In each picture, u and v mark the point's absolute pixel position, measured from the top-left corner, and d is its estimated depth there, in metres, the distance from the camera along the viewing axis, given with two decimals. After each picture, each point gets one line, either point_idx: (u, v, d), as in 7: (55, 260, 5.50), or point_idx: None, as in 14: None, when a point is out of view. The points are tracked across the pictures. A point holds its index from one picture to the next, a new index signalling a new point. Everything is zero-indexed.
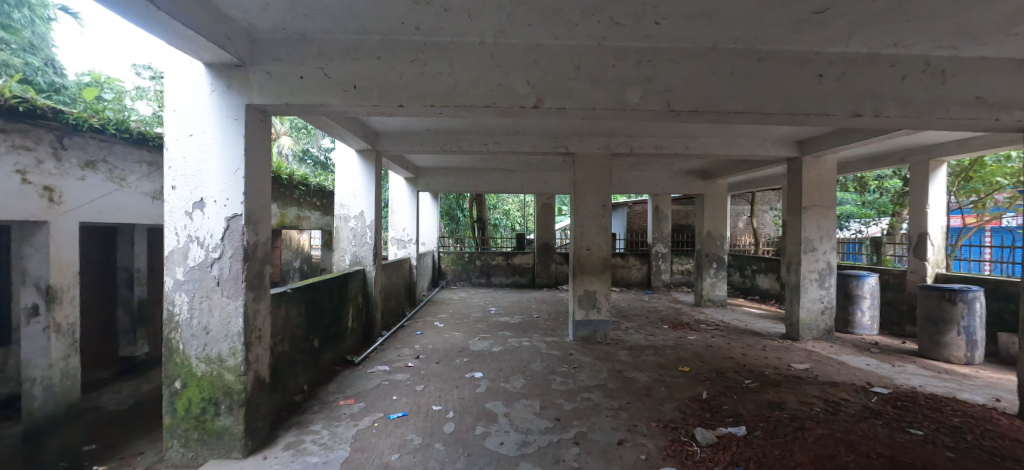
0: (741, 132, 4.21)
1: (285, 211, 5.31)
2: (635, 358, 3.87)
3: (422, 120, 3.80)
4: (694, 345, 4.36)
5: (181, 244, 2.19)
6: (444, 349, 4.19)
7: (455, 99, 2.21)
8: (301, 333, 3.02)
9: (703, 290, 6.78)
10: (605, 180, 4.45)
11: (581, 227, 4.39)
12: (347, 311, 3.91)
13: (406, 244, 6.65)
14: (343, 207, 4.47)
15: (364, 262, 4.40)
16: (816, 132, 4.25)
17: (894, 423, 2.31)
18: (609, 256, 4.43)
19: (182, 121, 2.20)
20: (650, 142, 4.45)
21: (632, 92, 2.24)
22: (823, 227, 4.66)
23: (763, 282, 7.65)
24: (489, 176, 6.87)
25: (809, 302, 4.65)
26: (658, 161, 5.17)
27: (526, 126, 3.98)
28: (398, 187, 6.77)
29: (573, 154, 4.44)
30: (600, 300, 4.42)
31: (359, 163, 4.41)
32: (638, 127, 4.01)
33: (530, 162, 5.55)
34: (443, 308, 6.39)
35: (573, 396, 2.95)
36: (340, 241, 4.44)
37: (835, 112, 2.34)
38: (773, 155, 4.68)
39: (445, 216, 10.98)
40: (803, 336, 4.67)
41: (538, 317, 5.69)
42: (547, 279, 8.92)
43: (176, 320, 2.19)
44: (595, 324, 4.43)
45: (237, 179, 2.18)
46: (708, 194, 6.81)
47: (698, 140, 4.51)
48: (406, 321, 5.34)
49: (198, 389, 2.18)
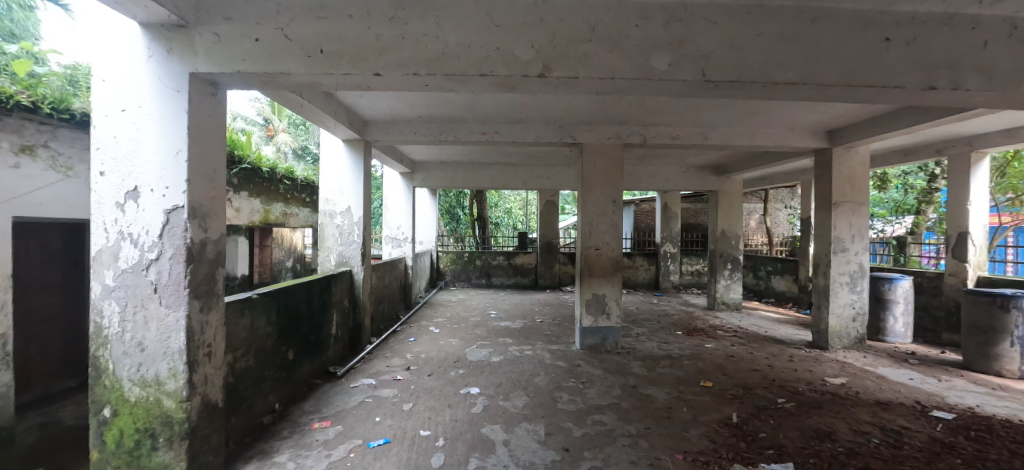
0: (767, 118, 3.79)
1: (270, 208, 4.93)
2: (649, 370, 3.47)
3: (413, 103, 3.39)
4: (713, 355, 3.95)
5: (110, 243, 1.80)
6: (438, 358, 3.80)
7: (443, 66, 1.80)
8: (271, 345, 2.63)
9: (717, 292, 6.35)
10: (616, 172, 4.04)
11: (590, 224, 3.99)
12: (330, 317, 3.52)
13: (402, 243, 6.27)
14: (327, 202, 4.06)
15: (352, 262, 4.00)
16: (851, 121, 3.84)
17: (976, 462, 1.92)
18: (619, 257, 4.02)
19: (114, 94, 1.81)
20: (665, 131, 4.05)
21: (659, 59, 1.83)
22: (855, 226, 4.23)
23: (779, 284, 7.22)
24: (489, 171, 6.48)
25: (839, 307, 4.24)
26: (672, 153, 4.76)
27: (529, 110, 3.58)
28: (392, 183, 6.39)
29: (581, 144, 4.05)
30: (610, 305, 4.01)
31: (346, 154, 4.02)
32: (653, 112, 3.62)
33: (533, 154, 5.15)
34: (440, 312, 6.00)
35: (582, 419, 2.55)
36: (325, 240, 4.05)
37: (903, 84, 1.93)
38: (800, 146, 4.26)
39: (445, 215, 10.64)
40: (832, 345, 4.25)
41: (541, 322, 5.29)
42: (550, 279, 8.52)
43: (105, 335, 1.81)
44: (604, 331, 4.02)
45: (178, 163, 1.79)
46: (723, 190, 6.38)
47: (718, 129, 4.10)
48: (399, 326, 4.95)
49: (133, 418, 1.81)
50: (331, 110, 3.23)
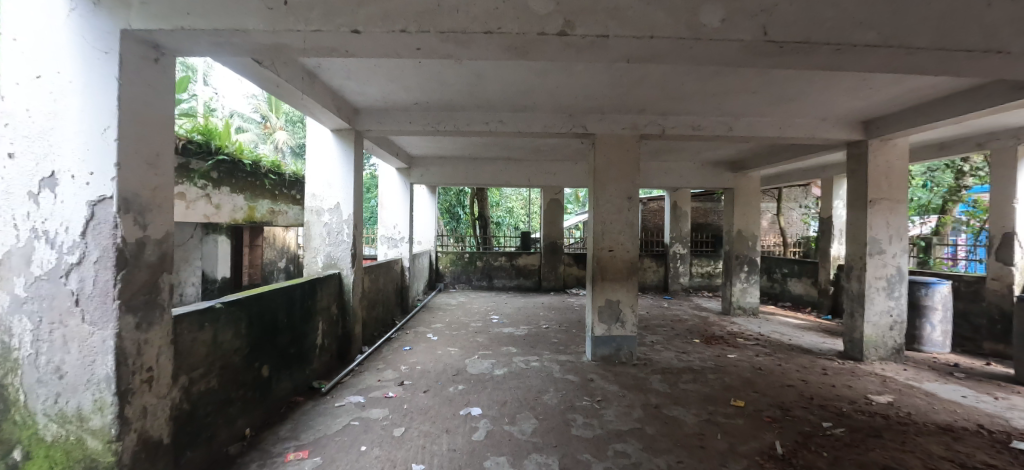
0: (800, 106, 3.42)
1: (255, 205, 4.59)
2: (671, 386, 3.10)
3: (407, 86, 3.03)
4: (738, 368, 3.57)
5: (19, 243, 1.43)
6: (436, 371, 3.43)
7: (437, 21, 1.44)
8: (240, 362, 2.26)
9: (733, 296, 5.97)
10: (632, 165, 3.67)
11: (603, 223, 3.62)
12: (314, 325, 3.15)
13: (398, 243, 5.91)
14: (314, 198, 3.67)
15: (341, 264, 3.62)
16: (892, 109, 3.47)
17: None
18: (635, 259, 3.65)
19: (24, 56, 1.43)
20: (686, 121, 3.68)
21: (710, 13, 1.46)
22: (892, 226, 3.86)
23: (796, 287, 6.84)
24: (491, 167, 6.12)
25: (875, 315, 3.87)
26: (691, 146, 4.39)
27: (537, 96, 3.22)
28: (388, 179, 6.03)
29: (593, 135, 3.69)
30: (624, 313, 3.64)
31: (335, 146, 3.64)
32: (675, 99, 3.25)
33: (539, 147, 4.78)
34: (438, 316, 5.63)
35: (601, 450, 2.18)
36: (311, 240, 3.66)
37: (1010, 49, 1.55)
38: (832, 139, 3.89)
39: (444, 214, 10.28)
40: (868, 356, 3.87)
41: (547, 329, 4.91)
42: (554, 281, 8.14)
43: (13, 358, 1.44)
44: (618, 340, 3.65)
45: (106, 143, 1.43)
46: (739, 188, 6.00)
47: (744, 119, 3.72)
48: (393, 333, 4.58)
49: (50, 462, 1.45)
50: (316, 93, 2.87)
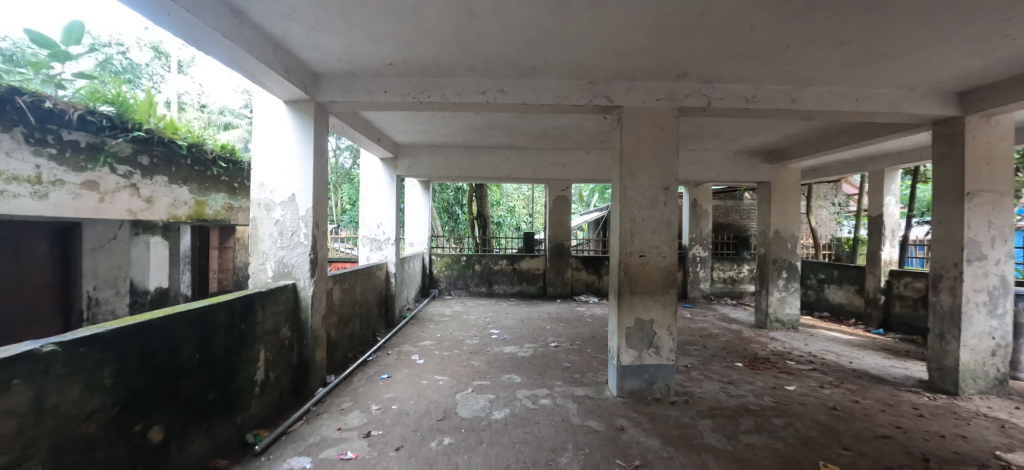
0: (892, 67, 2.62)
1: (206, 199, 3.90)
2: (732, 440, 2.29)
3: (377, 34, 2.24)
4: (808, 409, 2.77)
5: None
6: (416, 413, 2.63)
7: None
8: (101, 431, 1.46)
9: (770, 307, 5.16)
10: (668, 147, 2.87)
11: (632, 221, 2.82)
12: (252, 356, 2.36)
13: (382, 245, 5.12)
14: (262, 188, 2.85)
15: (296, 273, 2.83)
16: (1011, 73, 2.66)
17: None
18: (673, 268, 2.85)
19: None
20: (737, 90, 2.89)
21: None
22: (995, 224, 3.05)
23: (836, 296, 6.07)
24: (491, 158, 5.31)
25: (974, 337, 3.06)
26: (734, 125, 3.57)
27: (549, 51, 2.43)
28: (371, 171, 5.24)
29: (618, 108, 2.89)
30: (659, 336, 2.84)
31: (289, 121, 2.84)
32: (731, 57, 2.45)
33: (548, 129, 3.96)
34: (429, 330, 4.83)
35: None
36: (258, 242, 2.85)
37: None
38: (918, 115, 3.09)
39: (442, 213, 9.50)
40: (965, 389, 3.07)
41: (556, 349, 4.09)
42: (560, 287, 7.35)
43: None
44: (651, 371, 2.84)
45: None
46: (777, 181, 5.17)
47: (811, 88, 2.93)
48: (370, 354, 3.79)
49: None
50: (245, 40, 2.08)
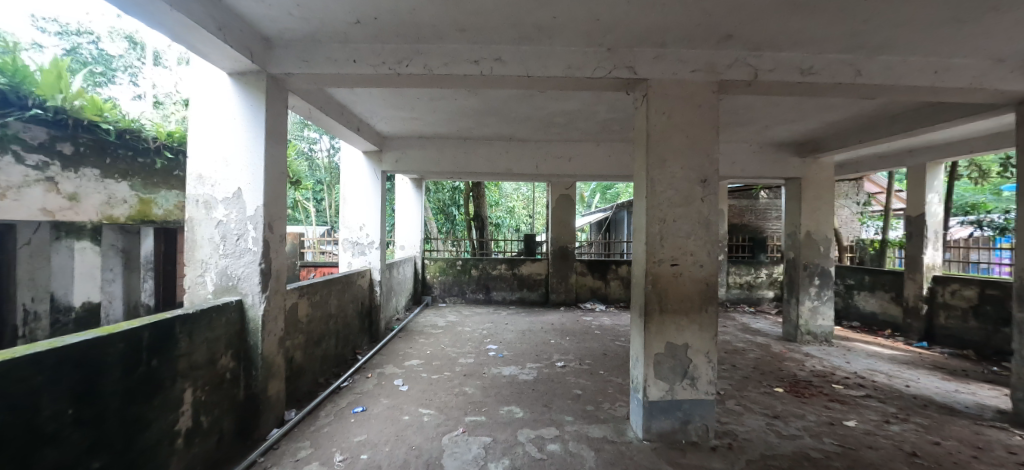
0: (992, 29, 2.08)
1: (154, 198, 3.39)
2: None
3: None
4: (887, 457, 2.19)
5: None
6: (391, 466, 2.05)
7: None
8: None
9: (799, 318, 4.62)
10: (705, 131, 2.32)
11: (661, 222, 2.27)
12: (168, 399, 1.78)
13: (365, 250, 4.56)
14: (201, 182, 2.29)
15: (243, 287, 2.28)
16: None
17: None
18: (709, 279, 2.30)
19: None
20: (789, 61, 2.35)
21: None
22: None
23: (867, 304, 5.53)
24: (488, 150, 4.77)
25: None
26: (775, 105, 3.01)
27: (562, 5, 1.87)
28: (353, 167, 4.69)
29: (645, 83, 2.34)
30: (694, 365, 2.28)
31: (234, 98, 2.29)
32: (795, 12, 1.90)
33: (554, 113, 3.40)
34: (418, 346, 4.27)
35: None
36: (196, 248, 2.30)
37: None
38: (1005, 93, 2.54)
39: (438, 214, 8.95)
40: None
41: (564, 370, 3.54)
42: (564, 294, 6.80)
43: None
44: (685, 408, 2.29)
45: None
46: (807, 177, 4.64)
47: (879, 57, 2.39)
48: (345, 379, 3.22)
49: None
50: None
